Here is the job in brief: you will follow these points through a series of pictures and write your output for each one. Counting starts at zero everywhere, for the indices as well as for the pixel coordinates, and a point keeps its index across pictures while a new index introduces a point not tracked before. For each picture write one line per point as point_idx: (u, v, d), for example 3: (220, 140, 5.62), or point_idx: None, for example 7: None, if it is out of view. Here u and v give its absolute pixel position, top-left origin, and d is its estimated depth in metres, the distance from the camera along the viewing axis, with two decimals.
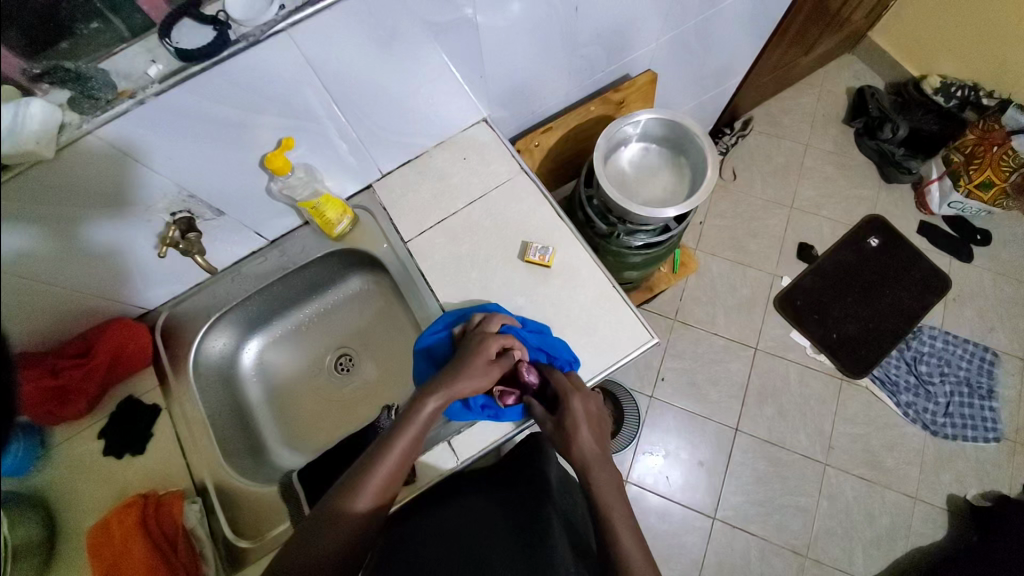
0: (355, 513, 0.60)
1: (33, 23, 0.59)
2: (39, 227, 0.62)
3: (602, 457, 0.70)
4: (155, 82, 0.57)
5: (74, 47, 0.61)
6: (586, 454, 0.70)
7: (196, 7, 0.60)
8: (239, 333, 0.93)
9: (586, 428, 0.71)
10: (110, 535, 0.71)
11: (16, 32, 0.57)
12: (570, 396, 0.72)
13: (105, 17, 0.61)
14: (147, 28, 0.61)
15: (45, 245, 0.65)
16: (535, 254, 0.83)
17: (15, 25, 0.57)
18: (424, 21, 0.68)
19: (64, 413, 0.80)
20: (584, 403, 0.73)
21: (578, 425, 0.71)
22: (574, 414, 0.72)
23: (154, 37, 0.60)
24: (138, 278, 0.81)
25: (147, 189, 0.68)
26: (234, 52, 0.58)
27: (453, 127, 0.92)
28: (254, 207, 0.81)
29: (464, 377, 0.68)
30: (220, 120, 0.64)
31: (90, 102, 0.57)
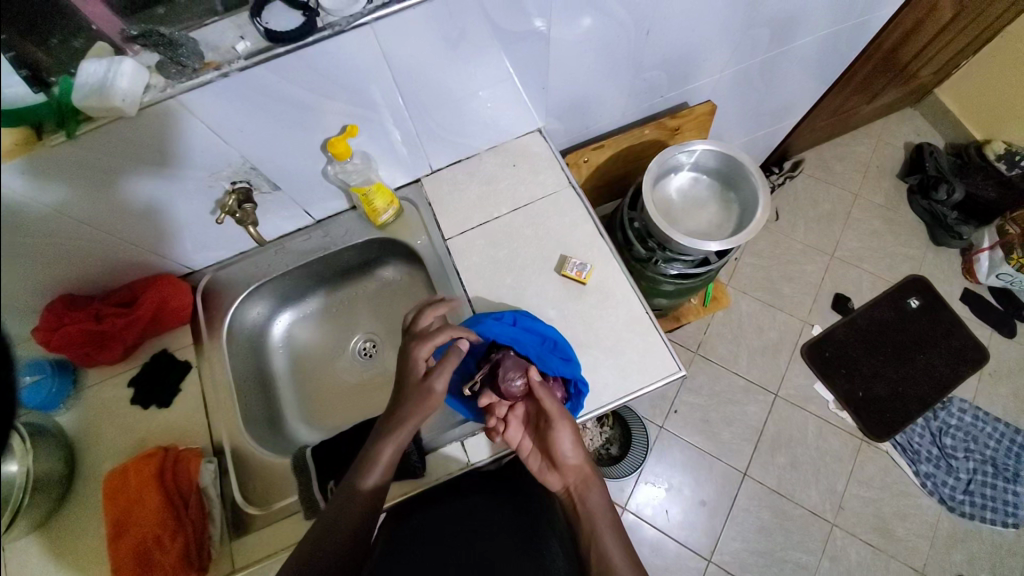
0: (358, 495, 0.66)
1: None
2: (108, 176, 0.65)
3: (588, 479, 0.74)
4: (241, 58, 0.59)
5: (169, 13, 0.63)
6: (573, 475, 0.75)
7: None
8: (274, 304, 0.96)
9: (569, 446, 0.74)
10: (127, 481, 0.74)
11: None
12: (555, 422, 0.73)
13: None
14: (240, 5, 0.63)
15: (109, 193, 0.68)
16: (572, 269, 0.83)
17: None
18: (496, 29, 0.69)
19: (99, 356, 0.83)
20: (571, 429, 0.73)
21: (558, 445, 0.73)
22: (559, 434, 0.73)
23: (245, 15, 0.62)
24: (189, 238, 0.84)
25: (217, 159, 0.71)
26: (318, 38, 0.60)
27: (506, 134, 0.93)
28: (308, 186, 0.84)
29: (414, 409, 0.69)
30: (293, 101, 0.66)
31: (176, 68, 0.59)
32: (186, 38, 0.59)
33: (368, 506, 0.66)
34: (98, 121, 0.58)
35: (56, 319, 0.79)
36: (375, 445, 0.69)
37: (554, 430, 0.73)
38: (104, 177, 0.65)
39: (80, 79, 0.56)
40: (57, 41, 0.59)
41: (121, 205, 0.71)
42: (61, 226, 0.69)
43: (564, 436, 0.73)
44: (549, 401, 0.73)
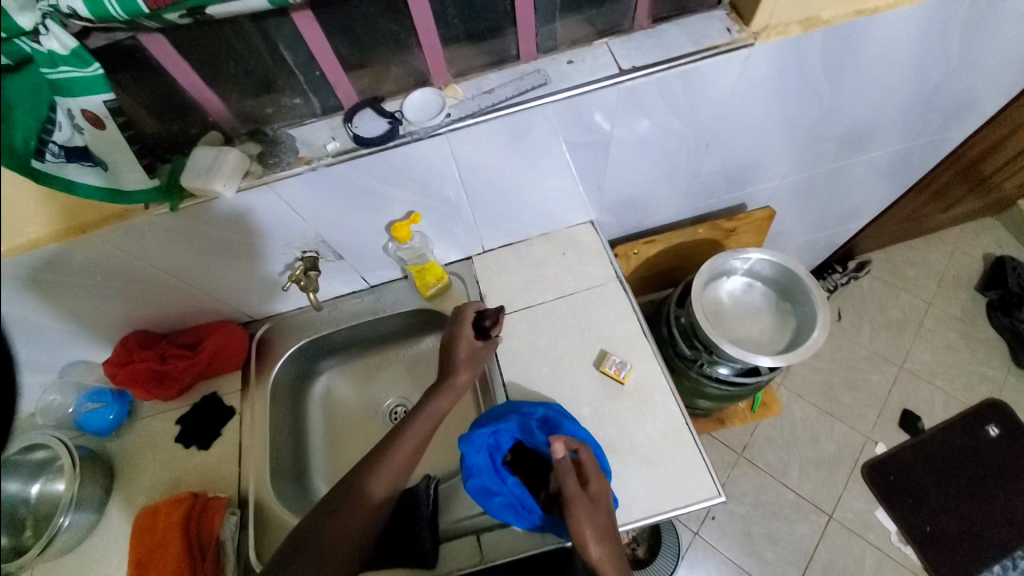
0: (374, 485, 0.70)
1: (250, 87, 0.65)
2: (203, 241, 0.74)
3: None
4: (329, 155, 0.66)
5: (275, 113, 0.68)
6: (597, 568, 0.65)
7: (379, 102, 0.69)
8: (320, 359, 1.01)
9: (590, 538, 0.65)
10: (157, 521, 0.77)
11: (236, 94, 0.65)
12: (573, 503, 0.66)
13: (306, 96, 0.68)
14: (335, 109, 0.70)
15: (199, 254, 0.77)
16: (612, 367, 0.82)
17: (237, 90, 0.65)
18: (559, 135, 0.74)
19: (157, 393, 0.88)
20: (592, 517, 0.66)
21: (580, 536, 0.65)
22: (577, 518, 0.65)
23: (339, 117, 0.70)
24: (256, 293, 0.90)
25: (292, 233, 0.77)
26: (399, 144, 0.66)
27: (560, 223, 0.96)
28: (369, 257, 0.89)
29: (459, 374, 0.80)
30: (368, 191, 0.72)
31: (273, 159, 0.66)
32: (287, 137, 0.67)
33: (367, 511, 0.69)
34: (200, 197, 0.66)
35: (128, 354, 0.87)
36: (418, 411, 0.77)
37: (575, 518, 0.65)
38: (203, 243, 0.74)
39: (191, 165, 0.64)
40: (179, 128, 0.66)
41: (206, 264, 0.80)
42: (155, 274, 0.79)
43: (582, 523, 0.65)
44: (569, 483, 0.67)
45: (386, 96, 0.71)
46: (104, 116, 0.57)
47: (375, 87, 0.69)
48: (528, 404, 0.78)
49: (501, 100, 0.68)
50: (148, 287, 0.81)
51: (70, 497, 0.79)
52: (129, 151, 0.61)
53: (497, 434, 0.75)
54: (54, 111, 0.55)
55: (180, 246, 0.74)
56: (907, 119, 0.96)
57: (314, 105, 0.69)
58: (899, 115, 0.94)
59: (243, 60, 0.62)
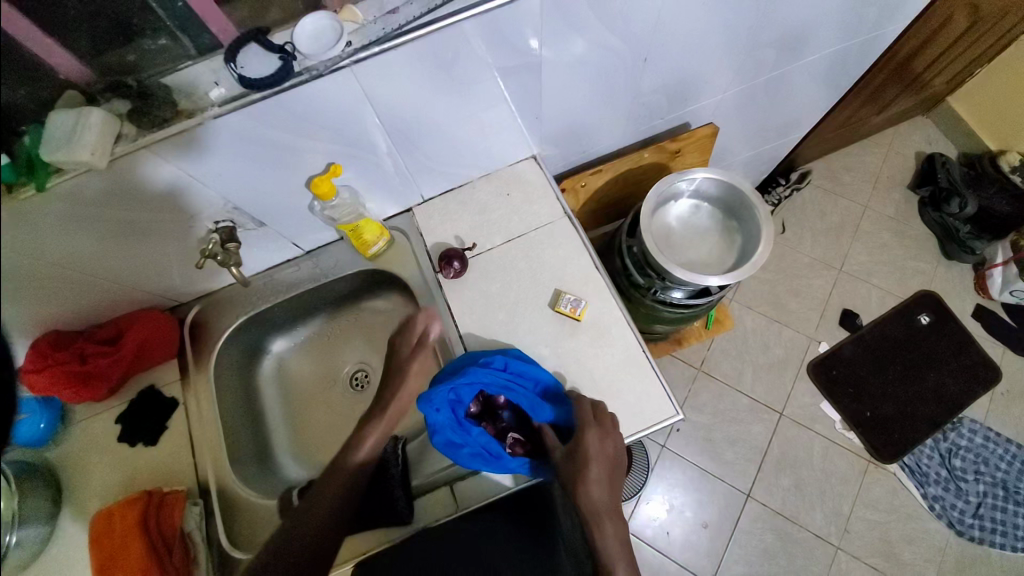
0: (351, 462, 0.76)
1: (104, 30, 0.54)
2: (106, 224, 0.65)
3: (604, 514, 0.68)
4: (216, 105, 0.57)
5: (141, 60, 0.58)
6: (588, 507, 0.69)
7: (264, 35, 0.59)
8: (265, 335, 0.95)
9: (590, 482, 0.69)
10: (112, 525, 0.73)
11: (87, 41, 0.54)
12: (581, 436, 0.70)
13: (175, 36, 0.57)
14: (216, 50, 0.60)
15: (104, 239, 0.68)
16: (566, 305, 0.81)
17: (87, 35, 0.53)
18: (482, 61, 0.67)
19: (85, 395, 0.81)
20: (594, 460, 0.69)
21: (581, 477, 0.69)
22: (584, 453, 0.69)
23: (221, 57, 0.60)
24: (175, 274, 0.82)
25: (199, 201, 0.69)
26: (295, 83, 0.57)
27: (500, 162, 0.90)
28: (295, 221, 0.81)
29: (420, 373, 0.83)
30: (273, 144, 0.64)
31: (148, 118, 0.56)
32: (156, 86, 0.57)
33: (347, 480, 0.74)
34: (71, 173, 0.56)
35: (39, 360, 0.77)
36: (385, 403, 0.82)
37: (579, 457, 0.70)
38: (108, 224, 0.66)
39: (48, 132, 0.54)
40: (26, 93, 0.54)
41: (118, 249, 0.71)
42: (63, 267, 0.70)
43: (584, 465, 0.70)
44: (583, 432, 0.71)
45: (274, 28, 0.61)
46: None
47: (259, 20, 0.60)
48: (485, 355, 0.75)
49: (408, 21, 0.60)
50: (57, 281, 0.72)
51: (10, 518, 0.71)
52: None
53: (456, 388, 0.72)
54: None
55: (82, 232, 0.65)
56: (844, 17, 0.93)
57: (188, 45, 0.58)
58: (836, 12, 0.90)
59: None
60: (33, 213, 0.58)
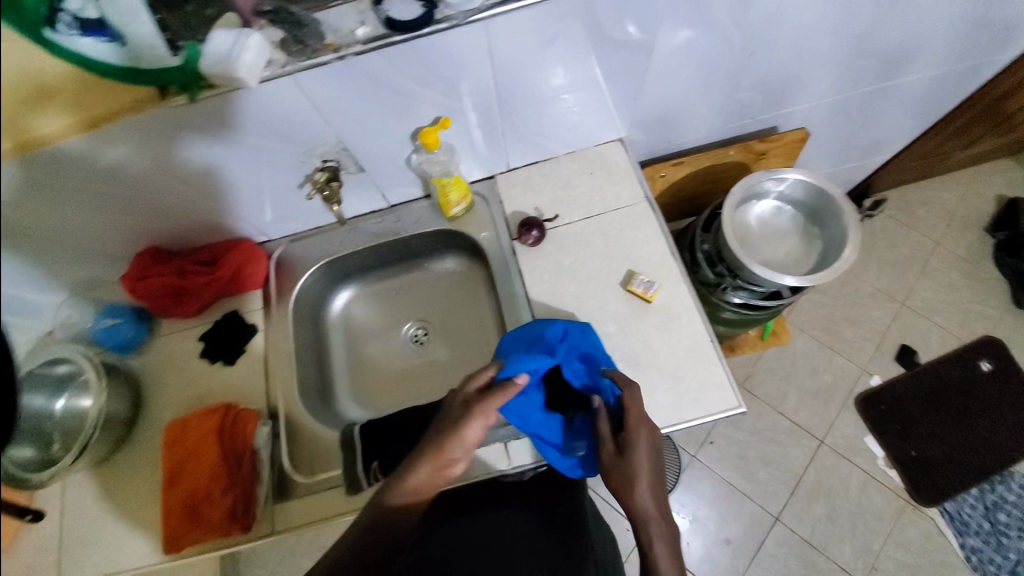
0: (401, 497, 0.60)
1: None
2: (151, 145, 0.66)
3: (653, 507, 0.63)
4: (360, 43, 0.61)
5: None
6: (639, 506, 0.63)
7: None
8: (340, 280, 0.99)
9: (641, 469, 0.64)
10: (189, 430, 0.78)
11: None
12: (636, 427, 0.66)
13: None
14: None
15: (151, 162, 0.69)
16: (639, 286, 0.82)
17: None
18: (601, 34, 0.69)
19: (177, 309, 0.87)
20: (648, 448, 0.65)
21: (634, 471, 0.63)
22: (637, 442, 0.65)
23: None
24: (270, 207, 0.86)
25: (314, 138, 0.73)
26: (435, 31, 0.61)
27: (589, 140, 0.92)
28: (391, 171, 0.85)
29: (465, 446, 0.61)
30: (396, 89, 0.68)
31: (297, 47, 0.61)
32: (309, 17, 0.60)
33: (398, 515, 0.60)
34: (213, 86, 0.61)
35: (144, 271, 0.84)
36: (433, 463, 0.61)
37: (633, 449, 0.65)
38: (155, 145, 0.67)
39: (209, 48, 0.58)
40: (194, 9, 0.61)
41: (171, 169, 0.72)
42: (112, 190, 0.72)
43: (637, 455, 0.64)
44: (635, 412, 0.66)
45: None
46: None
47: None
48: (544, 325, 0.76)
49: None
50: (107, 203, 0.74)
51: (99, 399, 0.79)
52: (149, 22, 0.58)
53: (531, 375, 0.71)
54: None
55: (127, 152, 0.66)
56: (957, 36, 0.91)
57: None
58: (951, 29, 0.88)
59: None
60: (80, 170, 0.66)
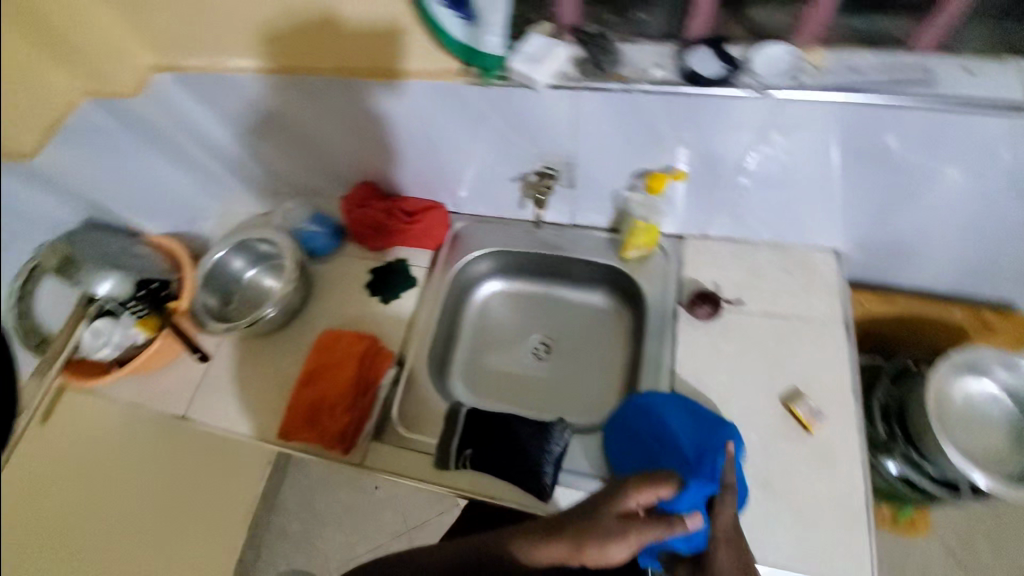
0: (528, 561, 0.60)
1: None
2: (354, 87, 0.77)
3: None
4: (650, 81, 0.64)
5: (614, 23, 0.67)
6: None
7: (723, 44, 0.65)
8: (497, 271, 1.04)
9: None
10: (338, 345, 0.87)
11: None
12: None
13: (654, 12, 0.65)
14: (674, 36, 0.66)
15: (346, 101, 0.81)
16: (803, 410, 0.75)
17: None
18: (881, 143, 0.68)
19: (366, 240, 0.97)
20: None
21: None
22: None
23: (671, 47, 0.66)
24: (473, 184, 0.93)
25: (551, 144, 0.77)
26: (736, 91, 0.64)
27: (800, 237, 0.87)
28: (594, 196, 0.87)
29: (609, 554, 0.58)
30: (653, 129, 0.70)
31: (589, 68, 0.65)
32: (617, 48, 0.65)
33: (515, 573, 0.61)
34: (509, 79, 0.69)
35: (362, 199, 0.96)
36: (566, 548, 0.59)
37: None
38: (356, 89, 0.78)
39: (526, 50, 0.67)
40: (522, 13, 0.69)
41: (357, 108, 0.82)
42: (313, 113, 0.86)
43: None
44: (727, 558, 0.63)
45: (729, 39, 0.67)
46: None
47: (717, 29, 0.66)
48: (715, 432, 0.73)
49: (866, 82, 0.64)
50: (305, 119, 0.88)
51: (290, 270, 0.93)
52: (503, 18, 0.67)
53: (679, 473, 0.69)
54: None
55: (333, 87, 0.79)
56: None
57: (654, 27, 0.66)
58: None
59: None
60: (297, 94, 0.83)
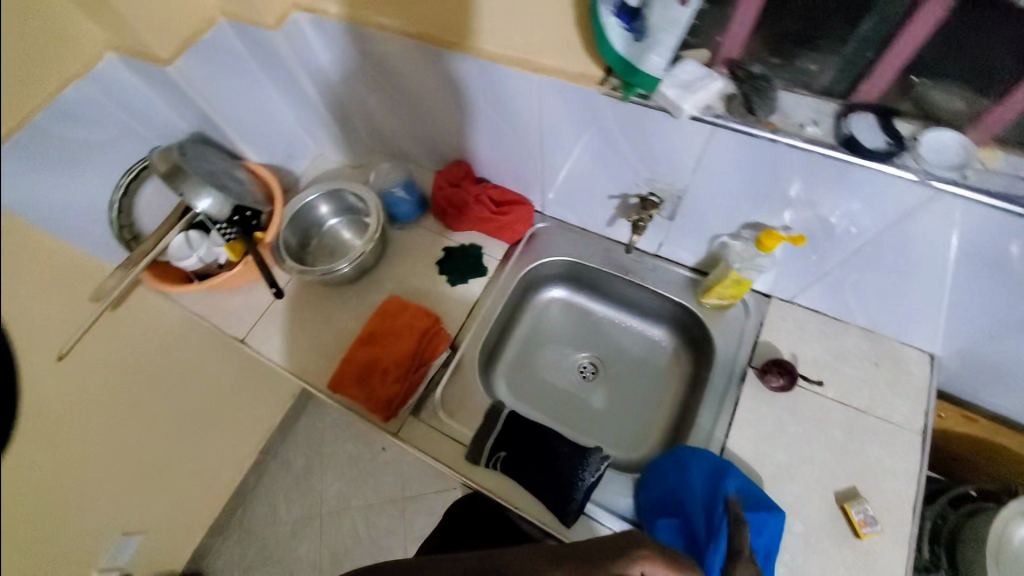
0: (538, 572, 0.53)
1: (786, 22, 0.56)
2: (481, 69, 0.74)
3: None
4: (802, 138, 0.59)
5: (779, 65, 0.60)
6: None
7: (893, 116, 0.58)
8: (565, 280, 1.02)
9: None
10: (402, 315, 0.88)
11: (768, 26, 0.57)
12: None
13: (829, 64, 0.58)
14: (841, 95, 0.60)
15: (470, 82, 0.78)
16: (858, 514, 0.72)
17: (773, 22, 0.56)
18: None
19: (448, 219, 0.97)
20: None
21: None
22: None
23: (833, 106, 0.60)
24: (568, 192, 0.91)
25: (666, 175, 0.74)
26: (893, 171, 0.57)
27: (897, 331, 0.82)
28: (691, 235, 0.85)
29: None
30: (784, 188, 0.66)
31: (739, 109, 0.60)
32: (773, 95, 0.60)
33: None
34: (653, 100, 0.62)
35: (456, 178, 0.96)
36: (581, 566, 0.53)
37: None
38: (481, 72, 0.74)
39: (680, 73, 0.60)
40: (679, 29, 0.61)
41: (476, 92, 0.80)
42: (431, 84, 0.84)
43: None
44: None
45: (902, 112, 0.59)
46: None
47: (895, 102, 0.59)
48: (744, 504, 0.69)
49: None
50: (421, 89, 0.86)
51: (371, 231, 0.95)
52: (674, 38, 0.58)
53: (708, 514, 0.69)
54: None
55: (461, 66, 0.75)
56: None
57: (819, 79, 0.60)
58: None
59: (811, 5, 0.53)
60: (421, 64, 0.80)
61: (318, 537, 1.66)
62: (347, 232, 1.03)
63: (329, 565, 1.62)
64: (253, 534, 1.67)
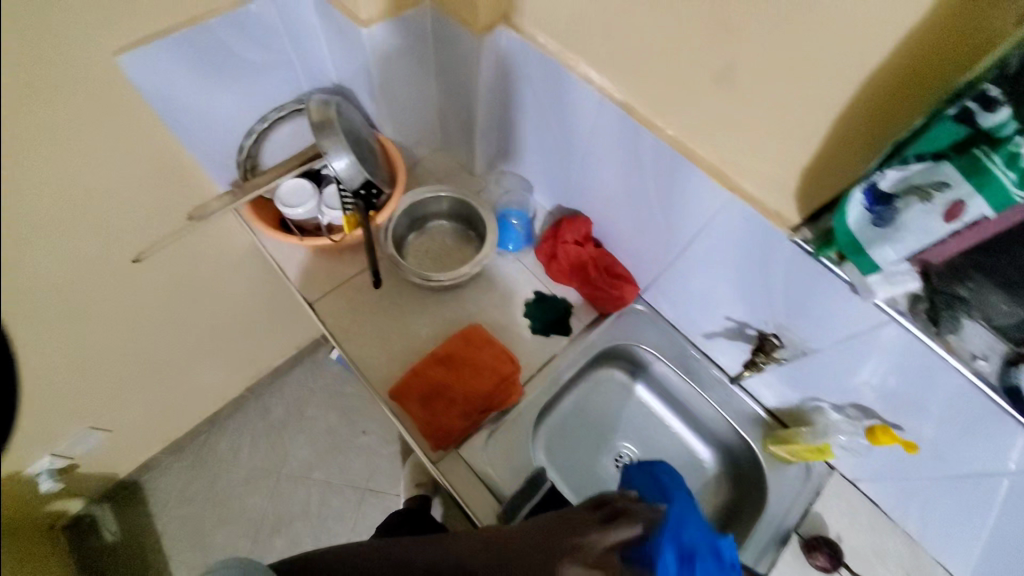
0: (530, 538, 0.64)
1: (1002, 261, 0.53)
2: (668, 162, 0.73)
3: None
4: (970, 368, 0.59)
5: (974, 292, 0.56)
6: None
7: None
8: (634, 367, 0.99)
9: None
10: (488, 352, 0.89)
11: (982, 257, 0.53)
12: None
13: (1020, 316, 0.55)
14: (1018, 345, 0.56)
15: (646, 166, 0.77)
16: None
17: (990, 255, 0.52)
18: None
19: (554, 269, 0.96)
20: None
21: None
22: None
23: (1004, 352, 0.57)
24: (682, 293, 0.89)
25: (803, 330, 0.73)
26: None
27: (945, 554, 0.82)
28: (787, 385, 0.84)
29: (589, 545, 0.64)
30: (921, 395, 0.66)
31: (923, 315, 0.60)
32: (955, 317, 0.58)
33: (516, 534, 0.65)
34: (841, 267, 0.61)
35: (576, 233, 0.94)
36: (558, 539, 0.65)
37: None
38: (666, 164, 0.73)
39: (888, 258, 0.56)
40: None
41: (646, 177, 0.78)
42: (602, 147, 0.82)
43: None
44: None
45: None
46: (962, 219, 0.48)
47: None
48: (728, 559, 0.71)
49: None
50: (587, 146, 0.85)
51: (480, 256, 0.92)
52: (924, 244, 0.51)
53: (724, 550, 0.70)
54: (934, 170, 0.47)
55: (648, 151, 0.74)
56: None
57: (1001, 319, 0.56)
58: None
59: None
60: (606, 129, 0.78)
61: (268, 493, 1.60)
62: (449, 239, 1.02)
63: (271, 525, 1.56)
64: (207, 465, 1.61)
